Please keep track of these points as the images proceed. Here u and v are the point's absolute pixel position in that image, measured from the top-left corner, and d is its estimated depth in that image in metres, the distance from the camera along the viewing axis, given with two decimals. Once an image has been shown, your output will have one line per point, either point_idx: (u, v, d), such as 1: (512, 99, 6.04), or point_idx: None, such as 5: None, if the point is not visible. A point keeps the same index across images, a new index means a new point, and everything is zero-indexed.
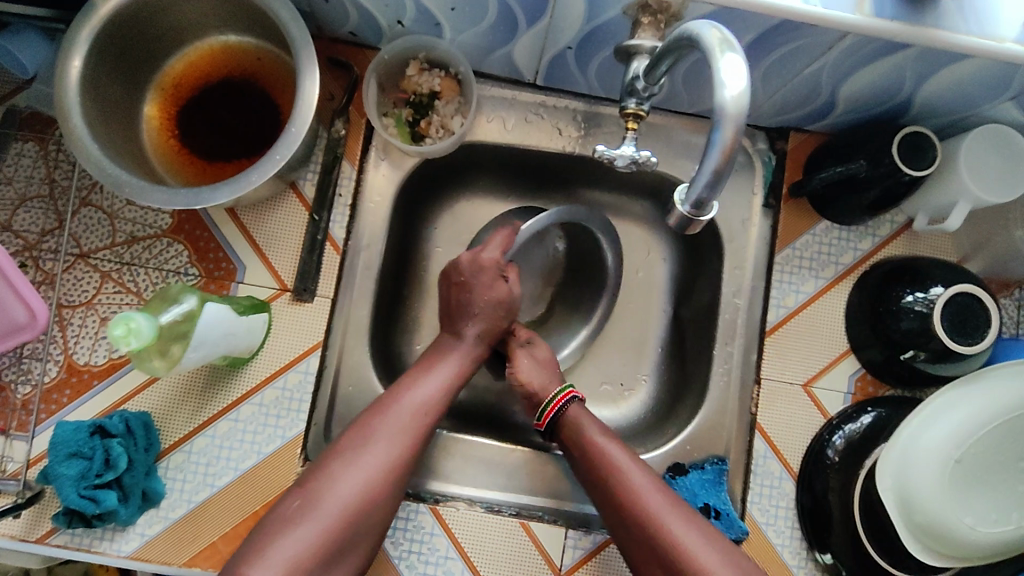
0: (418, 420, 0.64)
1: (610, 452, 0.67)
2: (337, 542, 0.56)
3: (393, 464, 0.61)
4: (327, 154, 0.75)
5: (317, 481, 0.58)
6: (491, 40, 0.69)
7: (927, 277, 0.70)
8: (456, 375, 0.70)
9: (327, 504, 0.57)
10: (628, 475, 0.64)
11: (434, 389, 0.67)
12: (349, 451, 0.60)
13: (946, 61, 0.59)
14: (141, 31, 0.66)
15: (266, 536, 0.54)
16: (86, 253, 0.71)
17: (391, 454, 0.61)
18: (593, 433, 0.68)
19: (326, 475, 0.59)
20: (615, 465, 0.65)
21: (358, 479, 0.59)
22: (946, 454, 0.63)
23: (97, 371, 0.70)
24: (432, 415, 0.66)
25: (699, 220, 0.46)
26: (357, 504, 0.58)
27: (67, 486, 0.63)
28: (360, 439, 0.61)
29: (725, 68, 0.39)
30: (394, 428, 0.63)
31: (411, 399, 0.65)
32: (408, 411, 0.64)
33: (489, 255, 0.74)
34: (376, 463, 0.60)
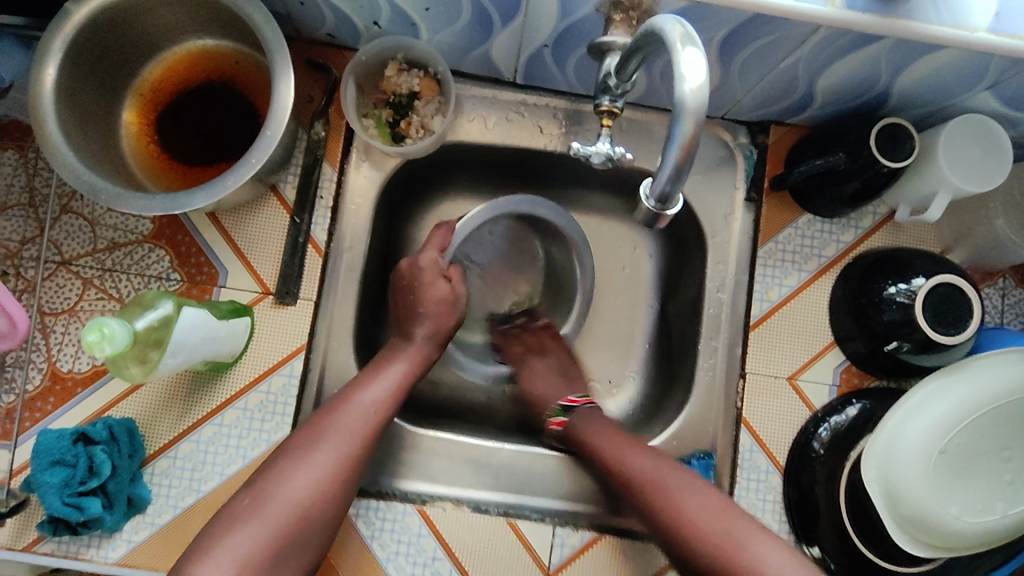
0: (369, 419, 0.63)
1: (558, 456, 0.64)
2: (283, 542, 0.55)
3: (341, 463, 0.60)
4: (307, 156, 0.75)
5: (269, 482, 0.58)
6: (468, 39, 0.69)
7: (909, 267, 0.70)
8: (405, 374, 0.69)
9: (273, 505, 0.56)
10: (634, 462, 0.65)
11: (385, 387, 0.66)
12: (298, 452, 0.60)
13: (921, 52, 0.59)
14: (116, 37, 0.66)
15: (214, 535, 0.54)
16: (68, 261, 0.71)
17: (340, 453, 0.61)
18: None
19: (271, 476, 0.58)
20: (623, 456, 0.66)
21: (306, 479, 0.58)
22: (931, 446, 0.64)
23: (81, 378, 0.70)
24: (384, 413, 0.65)
25: (664, 216, 0.46)
26: (305, 504, 0.57)
27: (51, 494, 0.63)
28: (307, 441, 0.61)
29: (684, 62, 0.39)
30: (345, 428, 0.62)
31: (362, 397, 0.64)
32: (358, 410, 0.63)
33: (427, 257, 0.74)
34: (324, 464, 0.59)
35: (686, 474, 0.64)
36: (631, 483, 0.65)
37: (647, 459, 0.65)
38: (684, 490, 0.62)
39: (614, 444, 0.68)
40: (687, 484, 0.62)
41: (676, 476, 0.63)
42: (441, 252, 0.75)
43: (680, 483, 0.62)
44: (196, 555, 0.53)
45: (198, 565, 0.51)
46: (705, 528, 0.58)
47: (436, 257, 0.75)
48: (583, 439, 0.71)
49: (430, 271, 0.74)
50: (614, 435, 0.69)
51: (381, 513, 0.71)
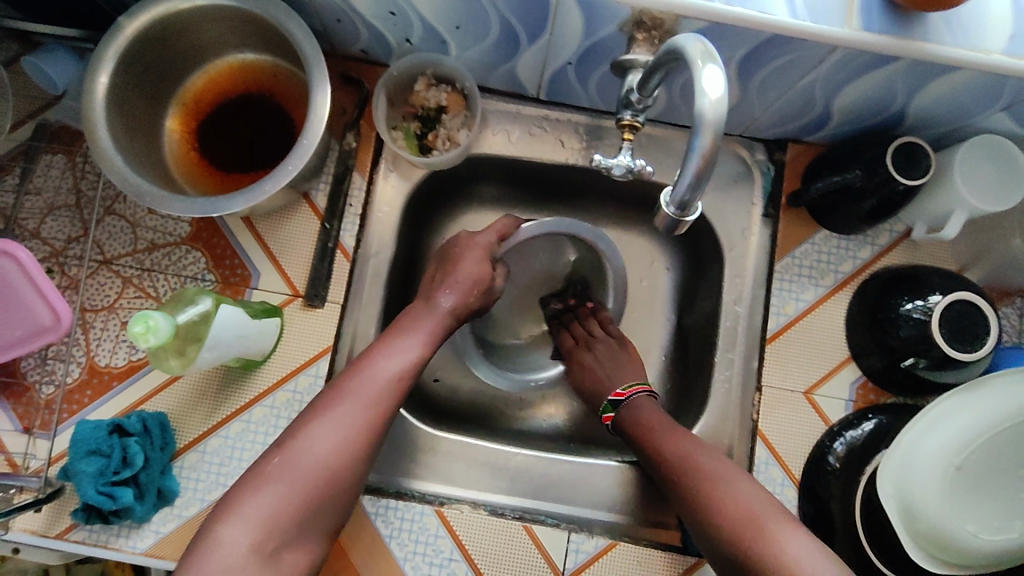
0: (388, 386, 0.64)
1: (685, 442, 0.68)
2: (309, 504, 0.57)
3: (364, 425, 0.61)
4: (339, 166, 0.78)
5: (290, 441, 0.59)
6: (495, 56, 0.72)
7: (926, 284, 0.71)
8: (427, 341, 0.69)
9: (299, 466, 0.58)
10: (693, 452, 0.66)
11: (406, 357, 0.67)
12: (321, 412, 0.61)
13: (937, 72, 0.61)
14: (165, 49, 0.70)
15: (239, 496, 0.56)
16: (109, 260, 0.74)
17: (362, 417, 0.61)
18: (654, 421, 0.71)
19: (296, 436, 0.59)
20: (664, 447, 0.68)
21: (330, 439, 0.59)
22: (946, 461, 0.63)
23: (117, 372, 0.73)
24: (405, 380, 0.65)
25: (683, 223, 0.48)
26: (329, 467, 0.58)
27: (87, 482, 0.66)
28: (330, 402, 0.62)
29: (706, 78, 0.41)
30: (365, 393, 0.63)
31: (383, 365, 0.65)
32: (378, 375, 0.64)
33: (482, 239, 0.78)
34: (349, 426, 0.61)
35: (730, 469, 0.64)
36: (680, 475, 0.65)
37: (696, 450, 0.66)
38: (727, 481, 0.62)
39: (681, 441, 0.68)
40: (728, 476, 0.63)
41: (721, 467, 0.64)
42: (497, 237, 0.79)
43: (725, 475, 0.63)
44: (222, 514, 0.55)
45: (223, 523, 0.54)
46: (748, 509, 0.60)
47: (492, 241, 0.79)
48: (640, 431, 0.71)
49: (478, 250, 0.77)
50: (674, 430, 0.70)
51: (399, 513, 0.73)
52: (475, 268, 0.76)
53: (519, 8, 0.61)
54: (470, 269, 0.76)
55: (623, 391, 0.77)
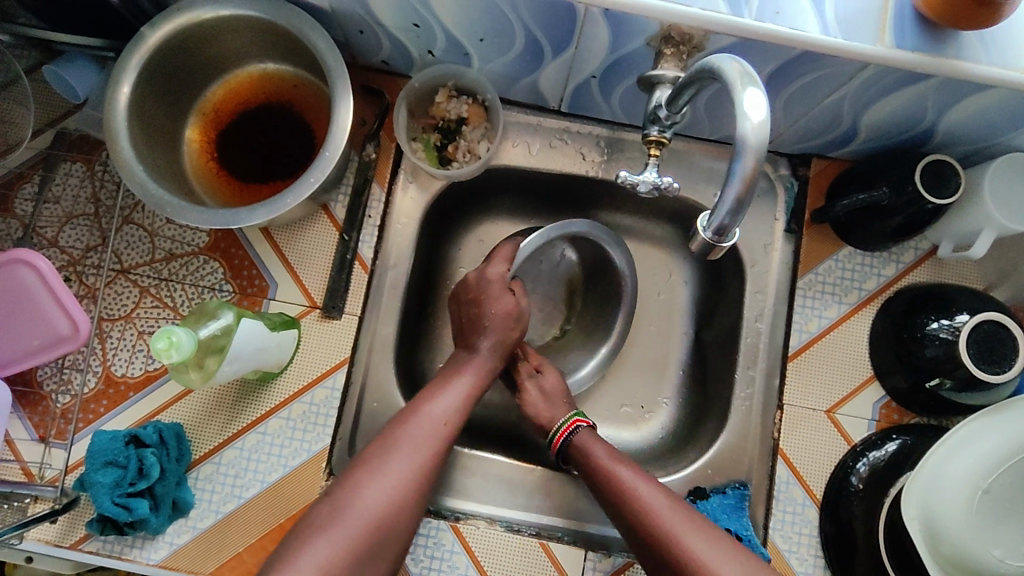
0: (439, 433, 0.65)
1: (625, 472, 0.66)
2: (364, 551, 0.56)
3: (417, 474, 0.62)
4: (358, 177, 0.78)
5: (345, 488, 0.59)
6: (518, 69, 0.71)
7: (952, 303, 0.70)
8: (473, 386, 0.71)
9: (354, 513, 0.57)
10: (647, 495, 0.63)
11: (452, 401, 0.68)
12: (373, 460, 0.61)
13: (969, 90, 0.60)
14: (187, 60, 0.69)
15: (299, 542, 0.55)
16: (127, 269, 0.74)
17: (415, 463, 0.62)
18: (603, 456, 0.68)
19: (351, 483, 0.60)
20: (632, 484, 0.64)
21: (387, 486, 0.60)
22: (973, 484, 0.62)
23: (133, 382, 0.72)
24: (454, 426, 0.67)
25: (720, 248, 0.46)
26: (384, 513, 0.58)
27: (102, 494, 0.65)
28: (383, 450, 0.62)
29: (746, 100, 0.41)
30: (415, 439, 0.63)
31: (432, 409, 0.66)
32: (428, 420, 0.65)
33: (495, 270, 0.76)
34: (401, 472, 0.61)
35: (690, 513, 0.61)
36: (637, 517, 0.62)
37: (654, 493, 0.63)
38: (690, 533, 0.59)
39: (634, 480, 0.65)
40: (691, 526, 0.60)
41: (677, 514, 0.61)
42: (507, 266, 0.77)
43: (683, 523, 0.60)
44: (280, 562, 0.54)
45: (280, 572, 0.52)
46: (721, 573, 0.56)
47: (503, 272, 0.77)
48: (591, 464, 0.68)
49: (498, 283, 0.75)
50: (631, 465, 0.67)
51: (415, 527, 0.72)
52: (502, 303, 0.75)
53: (544, 22, 0.61)
54: (500, 306, 0.75)
55: (585, 419, 0.74)
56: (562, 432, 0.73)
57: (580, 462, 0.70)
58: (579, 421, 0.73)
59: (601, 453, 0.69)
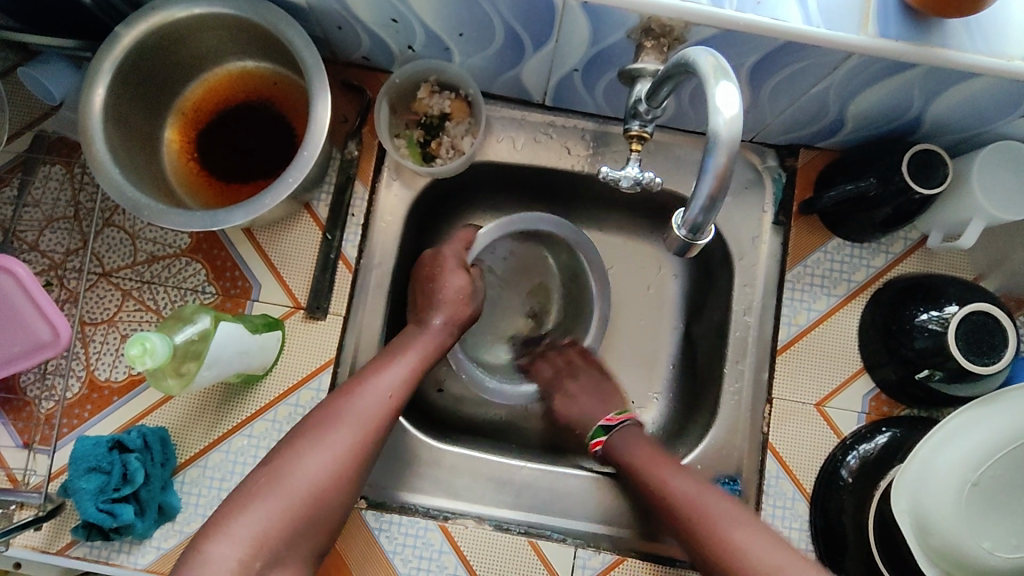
0: (383, 406, 0.64)
1: (661, 470, 0.68)
2: (297, 525, 0.57)
3: (354, 447, 0.61)
4: (340, 175, 0.77)
5: (282, 458, 0.59)
6: (499, 63, 0.70)
7: (942, 294, 0.69)
8: (417, 362, 0.69)
9: (289, 485, 0.58)
10: (679, 487, 0.66)
11: (398, 373, 0.67)
12: (314, 431, 0.61)
13: (955, 79, 0.59)
14: (163, 59, 0.68)
15: (227, 513, 0.56)
16: (108, 272, 0.73)
17: (354, 435, 0.62)
18: (640, 455, 0.71)
19: (289, 455, 0.60)
20: (666, 479, 0.67)
21: (322, 459, 0.60)
22: (961, 478, 0.61)
23: (117, 387, 0.72)
24: (398, 400, 0.66)
25: (695, 246, 0.46)
26: (320, 486, 0.59)
27: (86, 499, 0.65)
28: (326, 421, 0.62)
29: (719, 95, 0.40)
30: (359, 410, 0.63)
31: (376, 382, 0.65)
32: (373, 391, 0.64)
33: (449, 250, 0.77)
34: (339, 444, 0.61)
35: (746, 517, 0.62)
36: (680, 513, 0.65)
37: (687, 482, 0.66)
38: (738, 529, 0.61)
39: (666, 473, 0.68)
40: (737, 521, 0.62)
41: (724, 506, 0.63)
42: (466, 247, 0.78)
43: (730, 517, 0.62)
44: (212, 530, 0.55)
45: (212, 540, 0.54)
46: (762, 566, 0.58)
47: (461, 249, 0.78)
48: (626, 466, 0.71)
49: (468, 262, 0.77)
50: (666, 463, 0.69)
51: (402, 527, 0.72)
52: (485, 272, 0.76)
53: (522, 15, 0.59)
54: (454, 283, 0.75)
55: (613, 418, 0.77)
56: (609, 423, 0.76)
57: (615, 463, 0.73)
58: (598, 443, 0.76)
59: (635, 454, 0.71)
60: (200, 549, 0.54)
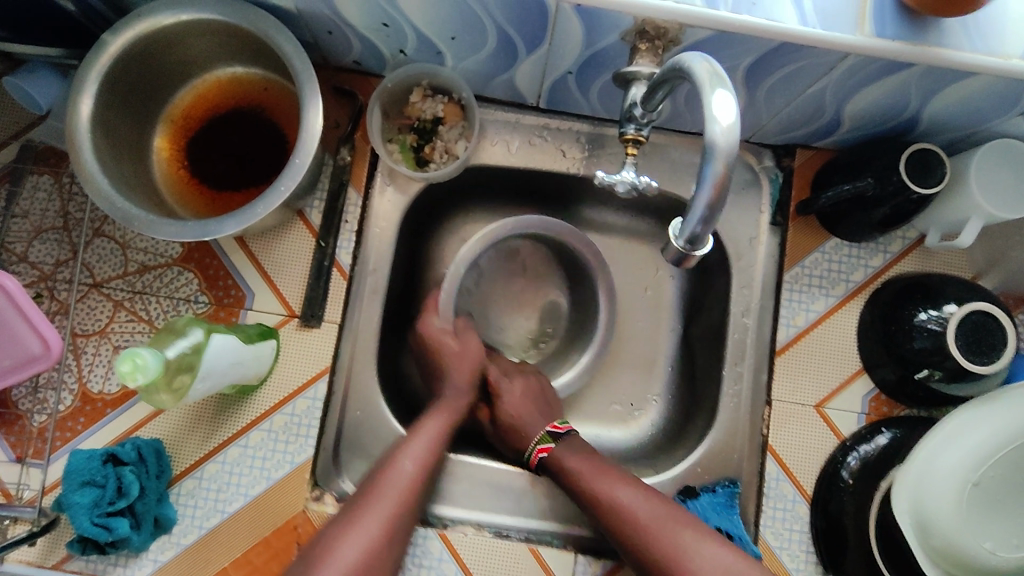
0: (411, 483, 0.63)
1: (614, 487, 0.64)
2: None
3: (389, 525, 0.59)
4: (333, 181, 0.76)
5: (319, 548, 0.56)
6: (492, 66, 0.70)
7: (941, 294, 0.69)
8: (442, 429, 0.69)
9: (330, 569, 0.54)
10: (630, 504, 0.62)
11: (423, 444, 0.67)
12: (350, 519, 0.59)
13: (952, 78, 0.58)
14: (150, 67, 0.67)
15: None
16: (99, 283, 0.72)
17: (388, 515, 0.60)
18: (583, 470, 0.67)
19: (325, 544, 0.56)
20: (614, 493, 0.64)
21: (359, 541, 0.57)
22: (963, 478, 0.61)
23: (111, 399, 0.71)
24: (428, 470, 0.65)
25: (693, 255, 0.45)
26: (361, 565, 0.55)
27: (81, 515, 0.64)
28: (353, 511, 0.59)
29: (716, 102, 0.39)
30: (389, 492, 0.61)
31: (403, 458, 0.65)
32: (403, 469, 0.64)
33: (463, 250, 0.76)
34: (376, 525, 0.58)
35: (689, 520, 0.61)
36: (625, 530, 0.61)
37: (639, 500, 0.63)
38: (681, 536, 0.59)
39: (613, 487, 0.64)
40: (696, 535, 0.59)
41: (653, 510, 0.61)
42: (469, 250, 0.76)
43: (673, 521, 0.60)
44: None
45: None
46: None
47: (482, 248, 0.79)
48: (573, 477, 0.67)
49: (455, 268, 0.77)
50: (617, 476, 0.66)
51: None
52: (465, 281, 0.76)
53: (515, 18, 0.59)
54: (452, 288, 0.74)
55: (561, 423, 0.73)
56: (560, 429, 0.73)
57: (561, 474, 0.69)
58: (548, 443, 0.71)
59: (576, 468, 0.67)
60: None
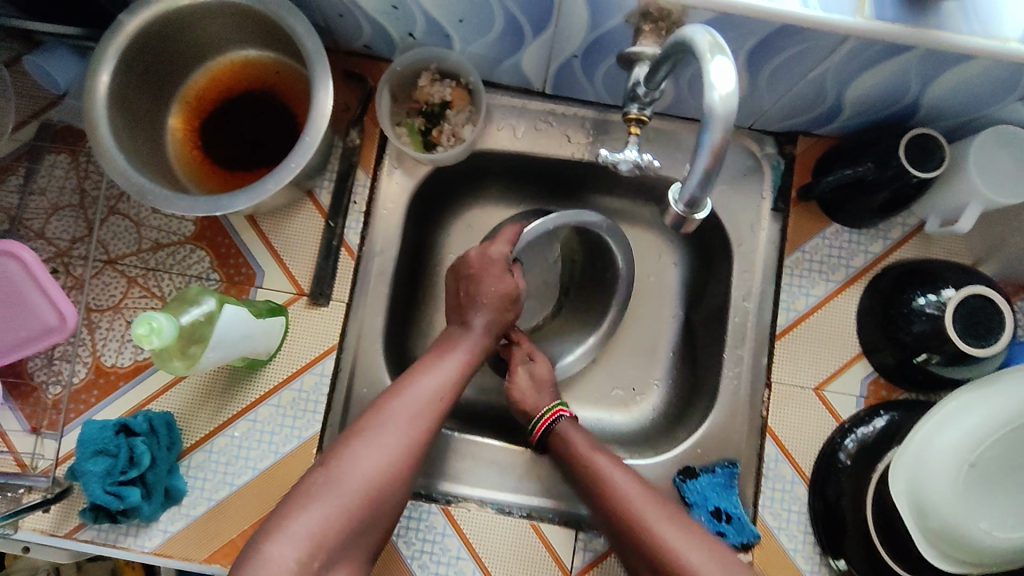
0: (432, 407, 0.64)
1: (601, 461, 0.68)
2: (358, 520, 0.57)
3: (407, 449, 0.61)
4: (342, 163, 0.77)
5: (337, 459, 0.59)
6: (499, 50, 0.71)
7: (940, 279, 0.70)
8: (466, 362, 0.70)
9: (347, 485, 0.57)
10: (620, 480, 0.66)
11: (447, 374, 0.67)
12: (368, 433, 0.60)
13: (952, 62, 0.59)
14: (167, 47, 0.69)
15: (288, 511, 0.55)
16: (114, 259, 0.74)
17: (407, 440, 0.61)
18: (581, 446, 0.70)
19: (342, 455, 0.59)
20: (609, 474, 0.67)
21: (375, 458, 0.59)
22: (960, 458, 0.62)
23: (123, 372, 0.73)
24: (446, 401, 0.66)
25: (692, 220, 0.47)
26: (375, 485, 0.58)
27: (94, 482, 0.65)
28: (376, 422, 0.61)
29: (714, 70, 0.40)
30: (410, 411, 0.63)
31: (425, 382, 0.65)
32: (422, 396, 0.64)
33: (498, 249, 0.76)
34: (394, 446, 0.60)
35: (674, 511, 0.63)
36: (613, 508, 0.65)
37: (629, 480, 0.66)
38: (661, 521, 0.62)
39: (608, 465, 0.67)
40: (667, 518, 0.62)
41: (660, 513, 0.63)
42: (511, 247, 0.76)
43: (659, 518, 0.62)
44: (270, 533, 0.54)
45: (272, 540, 0.53)
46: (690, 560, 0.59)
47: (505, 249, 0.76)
48: (571, 456, 0.70)
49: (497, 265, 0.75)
50: (609, 455, 0.69)
51: (407, 510, 0.73)
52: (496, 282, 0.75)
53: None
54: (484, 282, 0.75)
55: None
56: (544, 421, 0.73)
57: (564, 459, 0.71)
58: (562, 411, 0.74)
59: (575, 445, 0.70)
60: (260, 550, 0.52)
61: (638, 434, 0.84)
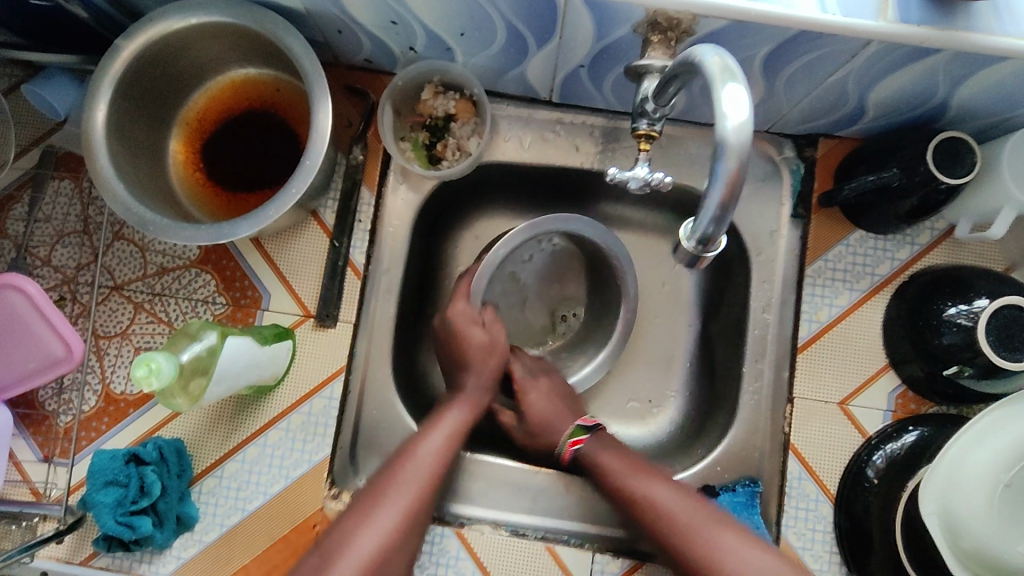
0: (431, 472, 0.63)
1: (637, 484, 0.65)
2: None
3: (406, 515, 0.60)
4: (346, 180, 0.76)
5: (336, 539, 0.57)
6: (503, 62, 0.69)
7: (970, 288, 0.66)
8: (464, 421, 0.68)
9: (350, 556, 0.56)
10: (663, 500, 0.63)
11: (440, 438, 0.66)
12: (366, 509, 0.59)
13: (983, 63, 0.55)
14: (164, 70, 0.68)
15: None
16: (120, 285, 0.74)
17: (406, 506, 0.60)
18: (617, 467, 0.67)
19: (344, 535, 0.57)
20: (649, 491, 0.64)
21: (376, 532, 0.58)
22: (993, 479, 0.58)
23: (133, 399, 0.72)
24: (443, 465, 0.64)
25: (706, 257, 0.44)
26: (376, 558, 0.57)
27: (105, 513, 0.65)
28: (376, 494, 0.61)
29: (727, 97, 0.38)
30: (410, 479, 0.62)
31: (423, 449, 0.64)
32: (421, 463, 0.63)
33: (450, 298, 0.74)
34: (392, 515, 0.59)
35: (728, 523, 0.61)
36: (658, 527, 0.62)
37: (671, 494, 0.64)
38: (711, 534, 0.60)
39: (647, 484, 0.65)
40: (715, 525, 0.61)
41: (706, 517, 0.62)
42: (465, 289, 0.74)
43: (708, 523, 0.61)
44: None
45: None
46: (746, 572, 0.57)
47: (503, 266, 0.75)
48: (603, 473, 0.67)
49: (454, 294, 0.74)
50: (643, 470, 0.66)
51: None
52: None
53: (524, 13, 0.58)
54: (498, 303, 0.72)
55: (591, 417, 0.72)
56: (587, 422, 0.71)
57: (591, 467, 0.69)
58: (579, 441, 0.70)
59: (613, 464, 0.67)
60: None
61: (654, 450, 0.82)
